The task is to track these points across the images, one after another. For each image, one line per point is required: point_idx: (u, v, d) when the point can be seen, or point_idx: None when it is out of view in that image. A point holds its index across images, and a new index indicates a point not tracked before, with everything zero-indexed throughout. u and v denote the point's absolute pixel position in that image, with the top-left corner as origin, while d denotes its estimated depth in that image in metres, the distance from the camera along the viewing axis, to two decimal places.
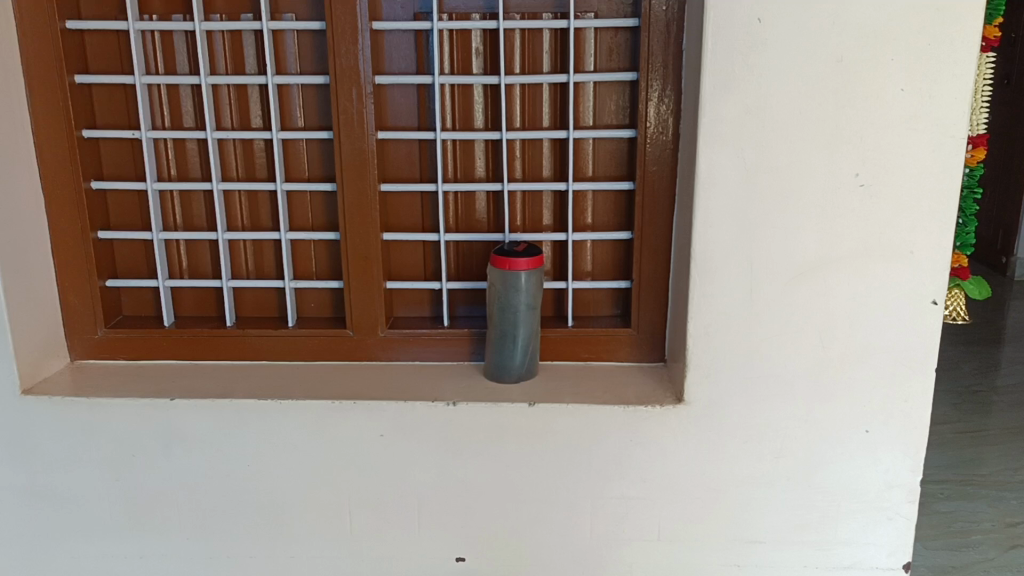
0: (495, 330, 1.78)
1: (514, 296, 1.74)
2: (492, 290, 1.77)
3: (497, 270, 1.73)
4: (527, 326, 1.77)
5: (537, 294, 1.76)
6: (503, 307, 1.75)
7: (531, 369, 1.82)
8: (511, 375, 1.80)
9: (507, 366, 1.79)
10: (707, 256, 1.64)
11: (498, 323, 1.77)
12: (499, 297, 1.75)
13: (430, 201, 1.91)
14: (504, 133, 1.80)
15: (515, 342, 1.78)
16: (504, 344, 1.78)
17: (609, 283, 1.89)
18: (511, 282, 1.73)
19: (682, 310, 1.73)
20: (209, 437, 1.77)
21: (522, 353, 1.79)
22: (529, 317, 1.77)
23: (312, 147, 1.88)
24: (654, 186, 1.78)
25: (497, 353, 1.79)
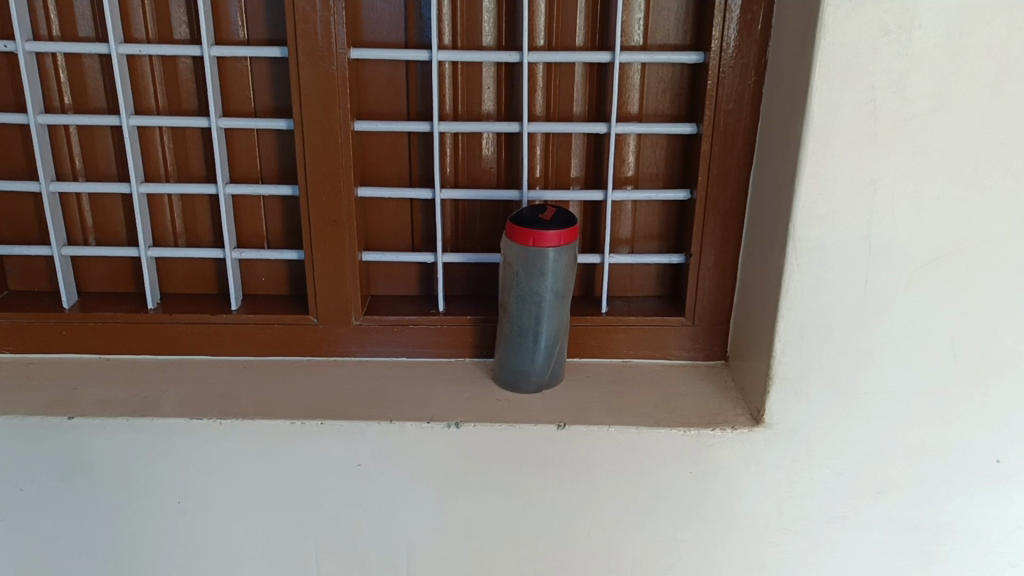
0: (510, 325, 1.33)
1: (538, 280, 1.29)
2: (508, 272, 1.31)
3: (517, 246, 1.27)
4: (554, 321, 1.32)
5: (569, 278, 1.30)
6: (523, 295, 1.30)
7: (557, 375, 1.38)
8: (531, 384, 1.36)
9: (527, 372, 1.35)
10: (811, 235, 1.19)
11: (515, 315, 1.32)
12: (518, 282, 1.30)
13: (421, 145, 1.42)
14: (527, 53, 1.31)
15: (538, 342, 1.33)
16: (523, 344, 1.33)
17: (656, 258, 1.44)
18: (534, 262, 1.27)
19: (765, 302, 1.29)
20: (124, 467, 1.31)
21: (546, 356, 1.34)
22: (558, 309, 1.32)
23: (259, 69, 1.37)
24: (727, 133, 1.33)
25: (513, 354, 1.35)
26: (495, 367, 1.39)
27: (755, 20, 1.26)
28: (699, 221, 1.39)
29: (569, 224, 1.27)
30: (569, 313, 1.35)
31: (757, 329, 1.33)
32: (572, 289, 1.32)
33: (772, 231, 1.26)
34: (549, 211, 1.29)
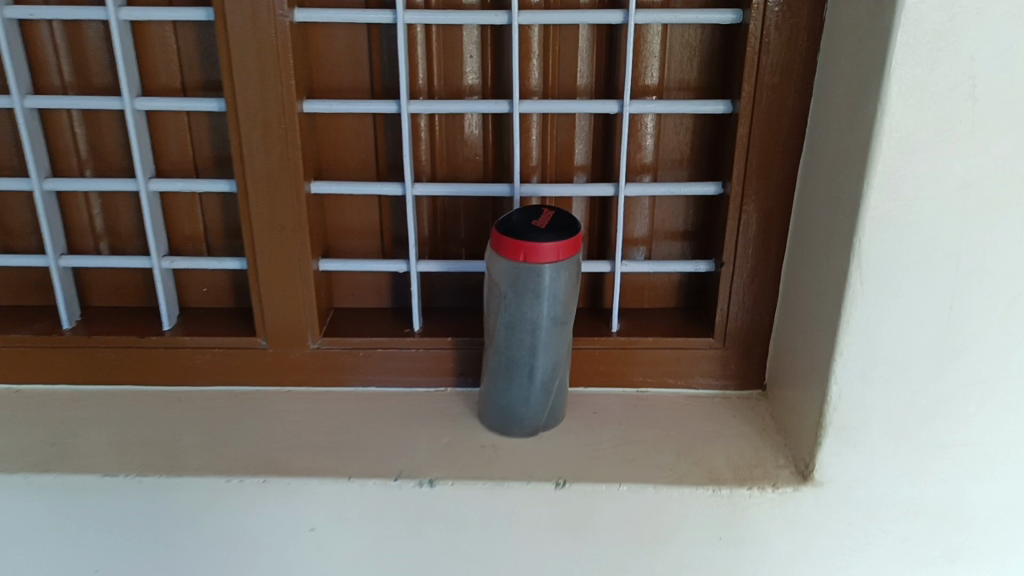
0: (498, 357, 1.08)
1: (531, 303, 1.02)
2: (494, 294, 1.05)
3: (504, 263, 1.01)
4: (552, 352, 1.06)
5: (569, 299, 1.04)
6: (512, 321, 1.04)
7: (557, 414, 1.13)
8: (525, 427, 1.11)
9: (519, 413, 1.10)
10: (882, 253, 0.92)
11: (503, 346, 1.06)
12: (506, 306, 1.04)
13: (389, 128, 1.15)
14: (516, 14, 1.02)
15: (533, 378, 1.07)
16: (513, 380, 1.08)
17: (678, 266, 1.18)
18: (526, 281, 1.01)
19: (816, 331, 1.03)
20: (34, 525, 1.10)
21: (542, 393, 1.09)
22: (557, 337, 1.06)
23: (184, 36, 1.10)
24: (770, 114, 1.05)
25: (501, 392, 1.09)
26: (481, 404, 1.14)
27: None
28: (733, 222, 1.12)
29: (570, 233, 1.00)
30: (570, 340, 1.09)
31: (805, 360, 1.07)
32: (573, 312, 1.06)
33: (828, 243, 1.00)
34: (544, 216, 1.03)
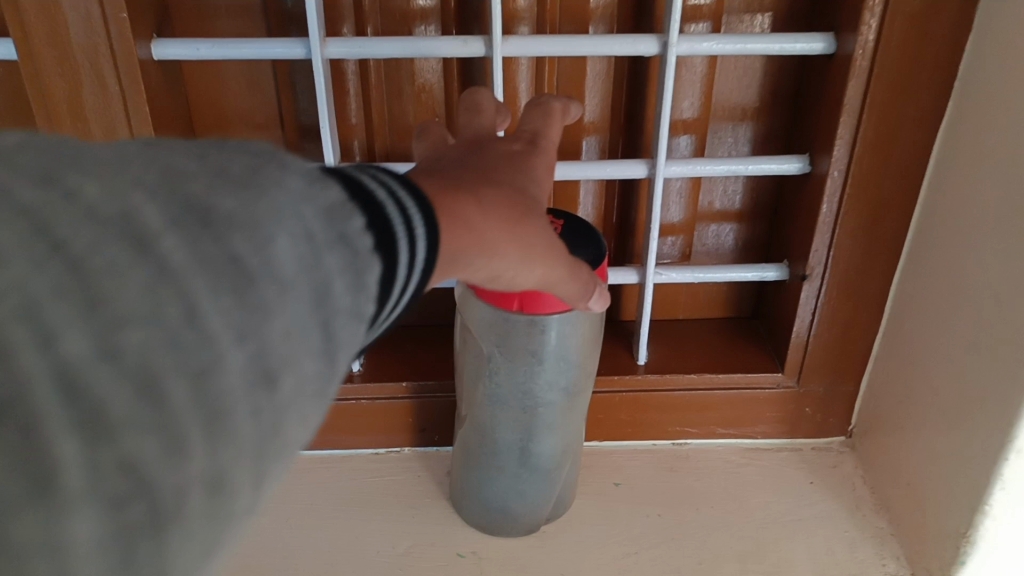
0: (480, 434, 0.72)
1: (527, 369, 0.66)
2: (472, 347, 0.68)
3: (486, 311, 0.64)
4: (558, 429, 0.71)
5: (584, 356, 0.67)
6: (500, 390, 0.68)
7: (565, 498, 0.78)
8: (519, 526, 0.76)
9: (511, 509, 0.75)
10: None
11: (488, 420, 0.70)
12: (490, 369, 0.67)
13: (299, 78, 0.74)
14: None
15: (530, 467, 0.72)
16: (502, 468, 0.72)
17: (735, 273, 0.81)
18: (518, 337, 0.64)
19: (966, 396, 0.68)
20: None
21: (545, 484, 0.73)
22: (565, 409, 0.70)
23: None
24: (903, 56, 0.67)
25: (485, 481, 0.74)
26: (454, 486, 0.79)
27: None
28: (826, 218, 0.74)
29: (590, 265, 0.62)
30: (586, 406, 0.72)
31: (938, 429, 0.72)
32: (590, 371, 0.69)
33: (1005, 273, 0.63)
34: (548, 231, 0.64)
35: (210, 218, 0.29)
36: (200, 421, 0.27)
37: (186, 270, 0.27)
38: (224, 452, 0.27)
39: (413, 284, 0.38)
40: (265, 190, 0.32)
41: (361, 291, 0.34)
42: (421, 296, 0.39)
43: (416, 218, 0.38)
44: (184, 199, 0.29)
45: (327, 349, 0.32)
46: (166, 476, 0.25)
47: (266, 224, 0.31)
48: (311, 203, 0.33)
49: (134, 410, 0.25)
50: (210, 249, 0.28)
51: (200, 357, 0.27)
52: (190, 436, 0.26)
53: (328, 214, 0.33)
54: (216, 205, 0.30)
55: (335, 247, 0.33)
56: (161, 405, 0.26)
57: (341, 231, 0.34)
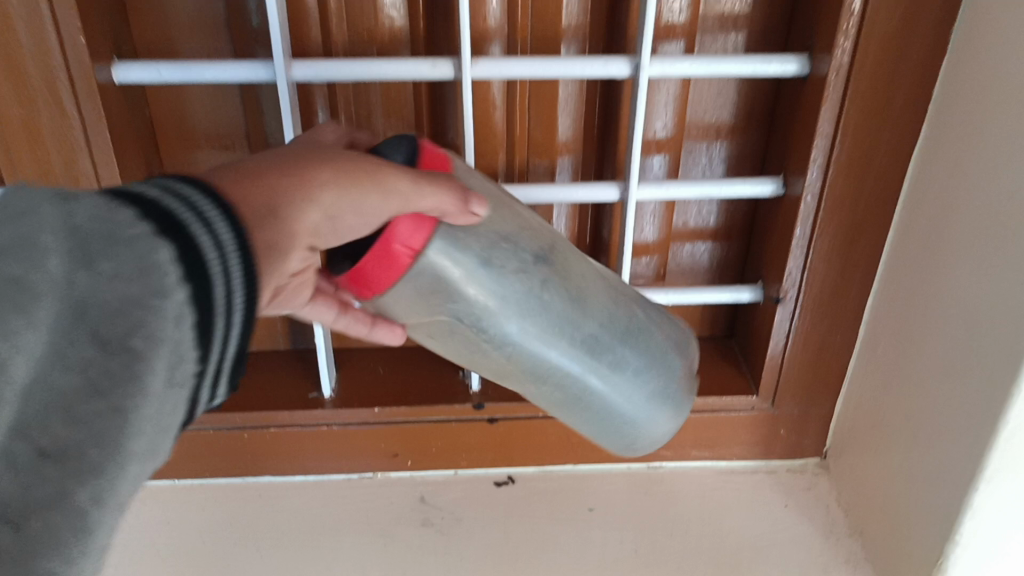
0: (557, 405, 0.62)
1: (501, 323, 0.56)
2: (467, 356, 0.59)
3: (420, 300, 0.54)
4: (577, 301, 0.58)
5: (520, 230, 0.56)
6: (517, 361, 0.58)
7: (689, 397, 0.66)
8: (641, 421, 0.64)
9: (632, 415, 0.63)
10: None
11: (540, 389, 0.61)
12: (486, 353, 0.58)
13: (266, 98, 0.73)
14: None
15: (591, 355, 0.59)
16: (585, 402, 0.62)
17: (710, 295, 0.80)
18: (449, 291, 0.54)
19: (935, 422, 0.68)
20: None
21: (647, 357, 0.62)
22: (565, 310, 0.57)
23: None
24: (877, 79, 0.66)
25: (603, 430, 0.65)
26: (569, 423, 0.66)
27: None
28: (799, 241, 0.74)
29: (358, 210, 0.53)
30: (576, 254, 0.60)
31: (910, 455, 0.72)
32: (530, 231, 0.57)
33: (973, 300, 0.62)
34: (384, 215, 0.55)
35: (67, 310, 0.36)
36: (70, 465, 0.37)
37: (19, 365, 0.35)
38: (109, 491, 0.38)
39: (235, 316, 0.44)
40: (104, 262, 0.37)
41: (174, 342, 0.40)
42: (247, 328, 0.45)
43: (234, 252, 0.42)
44: (33, 290, 0.35)
45: (176, 376, 0.41)
46: (36, 516, 0.36)
47: (113, 303, 0.37)
48: (157, 263, 0.39)
49: (32, 460, 0.36)
50: (38, 349, 0.35)
51: (86, 416, 0.37)
52: (62, 483, 0.36)
53: (153, 269, 0.38)
54: (69, 296, 0.36)
55: (162, 310, 0.39)
56: (15, 471, 0.36)
57: (163, 289, 0.39)
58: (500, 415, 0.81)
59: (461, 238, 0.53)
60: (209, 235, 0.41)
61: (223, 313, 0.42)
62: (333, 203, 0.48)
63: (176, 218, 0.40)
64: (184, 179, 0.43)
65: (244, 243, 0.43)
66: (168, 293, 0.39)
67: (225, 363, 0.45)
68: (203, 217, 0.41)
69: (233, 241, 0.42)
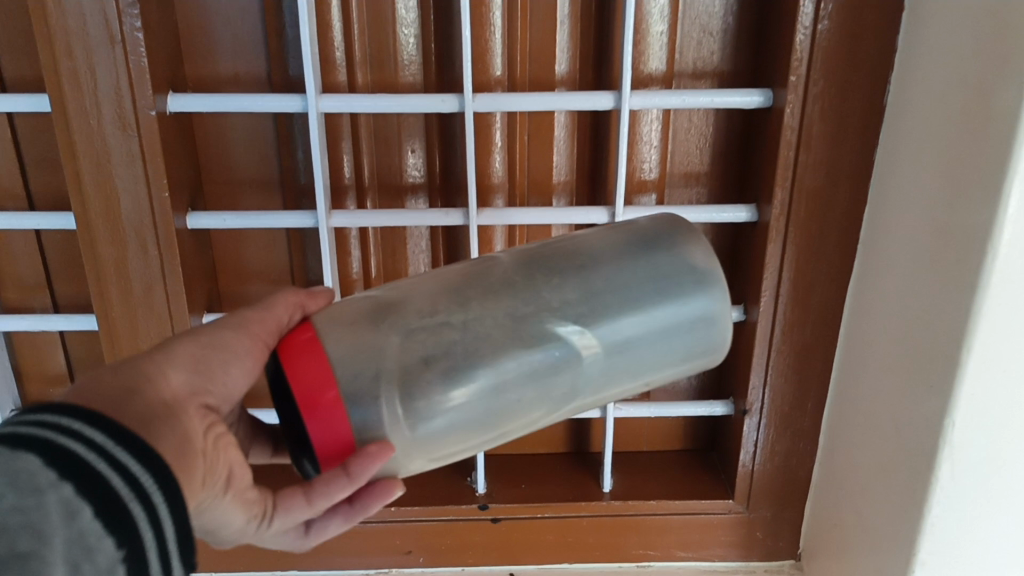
0: (625, 360, 0.52)
1: (431, 349, 0.49)
2: (504, 412, 0.51)
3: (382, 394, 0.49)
4: (477, 276, 0.53)
5: (416, 292, 0.53)
6: (519, 362, 0.50)
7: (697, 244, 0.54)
8: (660, 258, 0.53)
9: (660, 292, 0.52)
10: (983, 439, 0.67)
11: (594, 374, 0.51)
12: (501, 386, 0.50)
13: (308, 241, 0.88)
14: (470, 100, 0.75)
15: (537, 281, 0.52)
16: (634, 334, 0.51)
17: (686, 408, 0.92)
18: (360, 357, 0.49)
19: (877, 516, 0.77)
20: None
21: (633, 284, 0.52)
22: (461, 281, 0.53)
23: (26, 130, 0.82)
24: (811, 225, 0.80)
25: (663, 346, 0.52)
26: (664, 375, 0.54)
27: (867, 39, 0.73)
28: (758, 360, 0.86)
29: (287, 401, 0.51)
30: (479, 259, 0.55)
31: (860, 550, 0.81)
32: (404, 279, 0.55)
33: (898, 406, 0.74)
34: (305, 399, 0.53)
35: None
36: None
37: None
38: None
39: (151, 495, 0.43)
40: None
41: (74, 522, 0.40)
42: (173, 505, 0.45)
43: (103, 437, 0.43)
44: None
45: (97, 554, 0.40)
46: None
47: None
48: (20, 468, 0.39)
49: None
50: None
51: None
52: None
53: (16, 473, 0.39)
54: None
55: (41, 497, 0.39)
56: None
57: (36, 484, 0.39)
58: (502, 515, 0.92)
59: (339, 315, 0.52)
60: (77, 438, 0.42)
61: (137, 495, 0.43)
62: (203, 353, 0.54)
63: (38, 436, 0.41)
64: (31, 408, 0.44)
65: (126, 438, 0.44)
66: (43, 489, 0.39)
67: (171, 542, 0.44)
68: (66, 430, 0.42)
69: (106, 437, 0.43)
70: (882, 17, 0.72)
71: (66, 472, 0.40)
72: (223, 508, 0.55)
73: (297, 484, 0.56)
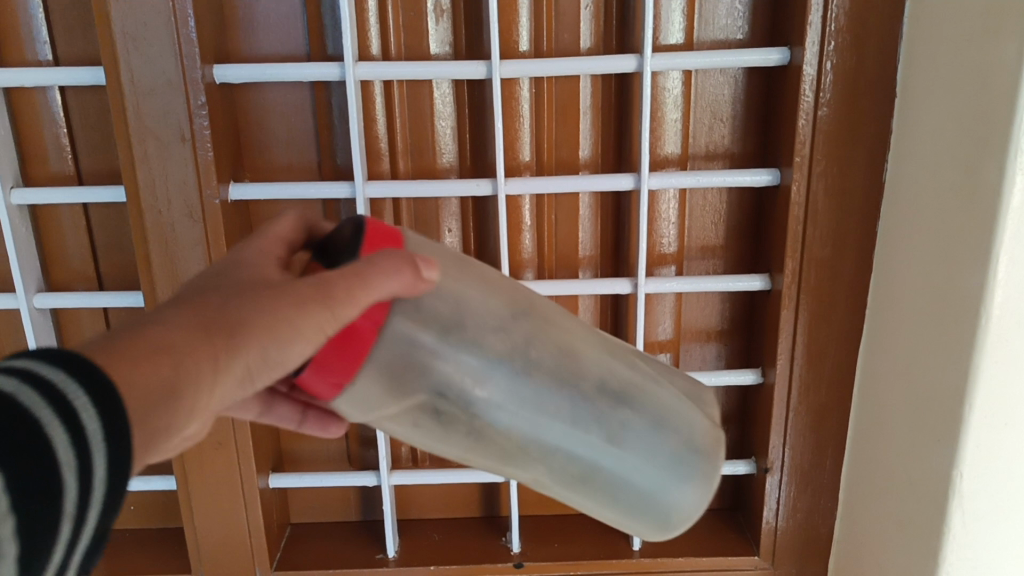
0: (558, 475, 0.60)
1: (465, 407, 0.56)
2: (458, 450, 0.59)
3: (381, 418, 0.57)
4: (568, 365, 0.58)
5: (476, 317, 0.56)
6: (513, 437, 0.57)
7: (678, 465, 0.61)
8: (664, 437, 0.61)
9: (670, 455, 0.61)
10: (989, 491, 0.71)
11: (565, 479, 0.61)
12: (447, 437, 0.58)
13: None
14: (503, 183, 0.82)
15: (596, 409, 0.59)
16: (614, 480, 0.61)
17: None
18: (419, 374, 0.55)
19: (896, 567, 0.81)
20: None
21: (616, 443, 0.59)
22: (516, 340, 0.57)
23: (99, 216, 0.90)
24: (822, 293, 0.86)
25: (585, 490, 0.61)
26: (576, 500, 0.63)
27: (862, 120, 0.80)
28: (778, 420, 0.91)
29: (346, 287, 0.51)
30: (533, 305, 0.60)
31: None
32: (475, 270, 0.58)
33: (910, 459, 0.78)
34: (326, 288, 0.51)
35: None
36: None
37: None
38: None
39: (92, 512, 0.40)
40: None
41: None
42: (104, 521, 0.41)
43: (80, 437, 0.38)
44: None
45: None
46: None
47: None
48: None
49: None
50: None
51: None
52: None
53: None
54: None
55: None
56: None
57: None
58: None
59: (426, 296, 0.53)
60: (70, 432, 0.38)
61: (80, 516, 0.39)
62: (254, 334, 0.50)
63: (29, 416, 0.37)
64: (54, 351, 0.40)
65: (117, 441, 0.40)
66: None
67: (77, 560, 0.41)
68: (67, 413, 0.38)
69: (102, 432, 0.39)
70: (876, 102, 0.79)
71: (30, 497, 0.36)
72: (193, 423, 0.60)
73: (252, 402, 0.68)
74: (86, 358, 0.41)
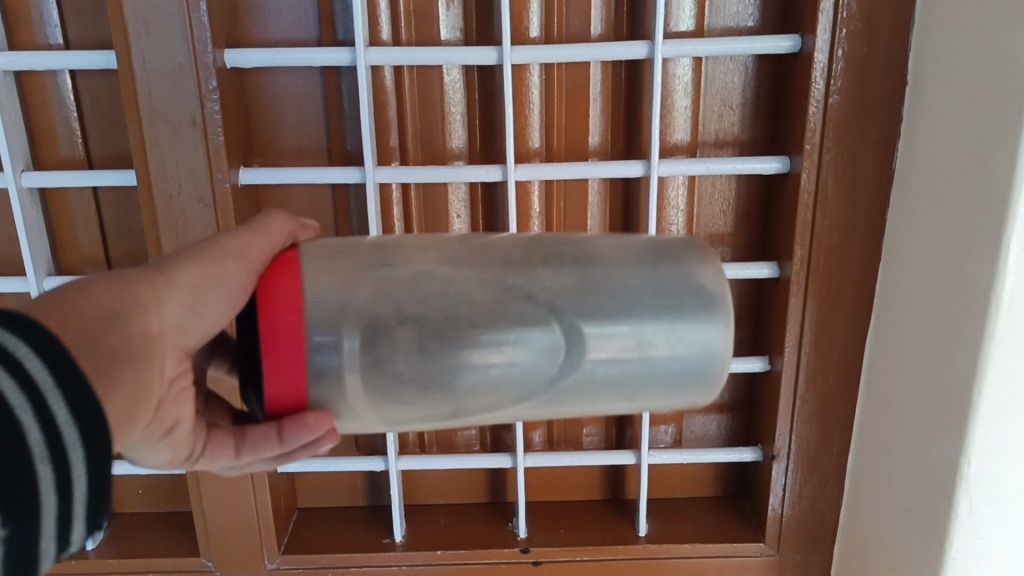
0: (587, 373, 0.53)
1: (423, 337, 0.52)
2: (483, 398, 0.53)
3: (378, 393, 0.52)
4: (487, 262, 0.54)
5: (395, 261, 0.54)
6: (493, 349, 0.52)
7: (683, 286, 0.53)
8: (653, 268, 0.54)
9: (664, 282, 0.53)
10: (998, 479, 0.71)
11: (593, 388, 0.53)
12: (453, 384, 0.52)
13: None
14: (512, 169, 0.83)
15: (538, 283, 0.53)
16: (634, 339, 0.52)
17: (717, 456, 0.97)
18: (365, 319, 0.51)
19: (901, 554, 0.81)
20: None
21: (596, 298, 0.53)
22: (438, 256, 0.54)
23: (108, 201, 0.90)
24: (831, 281, 0.86)
25: (624, 371, 0.53)
26: (644, 399, 0.55)
27: (873, 107, 0.80)
28: (785, 407, 0.91)
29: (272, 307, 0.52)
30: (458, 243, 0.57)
31: None
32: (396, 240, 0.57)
33: (917, 447, 0.78)
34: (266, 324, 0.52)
35: None
36: None
37: None
38: None
39: (73, 452, 0.42)
40: None
41: None
42: (93, 460, 0.43)
43: (25, 385, 0.40)
44: None
45: None
46: None
47: None
48: None
49: None
50: None
51: None
52: None
53: None
54: None
55: None
56: None
57: None
58: (543, 558, 0.97)
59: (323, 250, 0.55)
60: (18, 381, 0.40)
61: (60, 456, 0.41)
62: (204, 286, 0.54)
63: None
64: (9, 321, 0.42)
65: (69, 382, 0.42)
66: None
67: (80, 500, 0.43)
68: (13, 364, 0.40)
69: (49, 376, 0.41)
70: (886, 90, 0.79)
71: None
72: (152, 449, 0.57)
73: (228, 434, 0.60)
74: (31, 321, 0.43)
